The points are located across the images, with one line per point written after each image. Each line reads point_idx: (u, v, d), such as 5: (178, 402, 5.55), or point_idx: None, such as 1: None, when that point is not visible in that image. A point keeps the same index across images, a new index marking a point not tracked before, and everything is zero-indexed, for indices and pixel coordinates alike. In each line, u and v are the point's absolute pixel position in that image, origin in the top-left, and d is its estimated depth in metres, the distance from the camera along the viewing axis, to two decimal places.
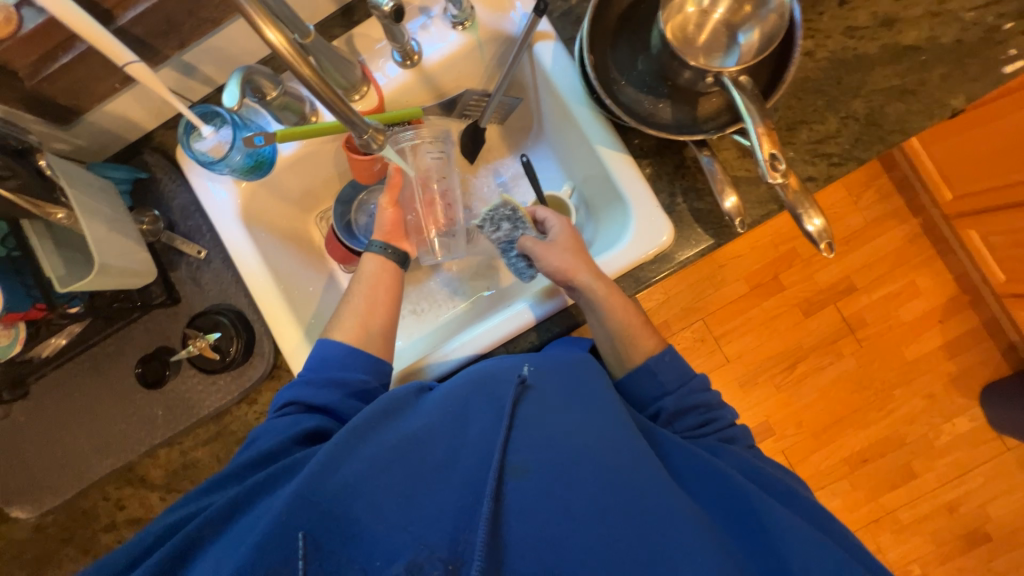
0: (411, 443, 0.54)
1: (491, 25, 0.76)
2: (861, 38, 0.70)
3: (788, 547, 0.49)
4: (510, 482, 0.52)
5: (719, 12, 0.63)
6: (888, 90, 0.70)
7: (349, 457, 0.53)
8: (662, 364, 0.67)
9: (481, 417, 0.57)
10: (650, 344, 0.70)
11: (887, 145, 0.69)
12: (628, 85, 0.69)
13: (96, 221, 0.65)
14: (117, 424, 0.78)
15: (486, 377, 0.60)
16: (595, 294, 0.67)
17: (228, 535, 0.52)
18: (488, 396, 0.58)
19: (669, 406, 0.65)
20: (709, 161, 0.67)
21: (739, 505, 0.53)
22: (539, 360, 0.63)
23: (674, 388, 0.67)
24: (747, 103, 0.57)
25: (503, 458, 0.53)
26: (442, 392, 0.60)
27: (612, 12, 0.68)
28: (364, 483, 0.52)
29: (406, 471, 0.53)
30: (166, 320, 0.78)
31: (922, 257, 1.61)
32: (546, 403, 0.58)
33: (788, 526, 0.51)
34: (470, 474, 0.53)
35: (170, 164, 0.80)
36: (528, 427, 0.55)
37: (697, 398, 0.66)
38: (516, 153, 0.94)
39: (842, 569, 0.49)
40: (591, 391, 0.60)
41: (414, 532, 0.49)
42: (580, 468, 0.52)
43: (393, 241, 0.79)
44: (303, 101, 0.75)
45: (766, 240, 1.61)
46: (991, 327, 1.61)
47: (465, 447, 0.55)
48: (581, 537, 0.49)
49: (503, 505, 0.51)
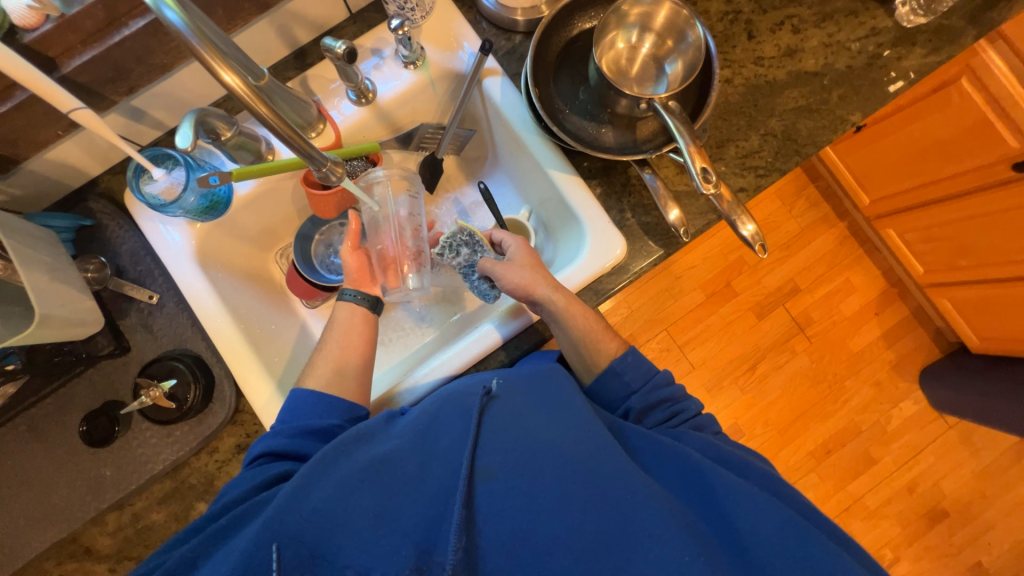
0: (382, 461, 0.55)
1: (441, 63, 0.80)
2: (770, 66, 0.80)
3: (741, 512, 0.52)
4: (478, 484, 0.53)
5: (646, 47, 0.71)
6: (797, 110, 0.79)
7: (321, 479, 0.54)
8: (625, 364, 0.70)
9: (452, 429, 0.58)
10: (612, 347, 0.73)
11: (803, 157, 0.78)
12: (572, 114, 0.75)
13: (36, 272, 0.62)
14: (59, 491, 0.71)
15: (457, 391, 0.62)
16: (556, 306, 0.70)
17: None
18: (457, 407, 0.60)
19: (637, 404, 0.68)
20: (651, 178, 0.73)
21: (696, 482, 0.56)
22: (506, 373, 0.66)
23: (639, 385, 0.69)
24: (678, 125, 0.63)
25: (473, 464, 0.54)
26: (415, 411, 0.62)
27: (552, 50, 0.75)
28: (335, 503, 0.52)
29: (378, 487, 0.53)
30: (115, 371, 0.74)
31: (853, 256, 1.77)
32: (515, 409, 0.60)
33: (745, 498, 0.53)
34: (442, 484, 0.54)
35: (117, 209, 0.78)
36: (495, 432, 0.57)
37: (661, 392, 0.69)
38: (475, 182, 0.98)
39: (798, 534, 0.51)
40: (556, 393, 0.63)
41: (387, 544, 0.50)
42: (547, 463, 0.54)
43: (363, 286, 0.78)
44: (258, 140, 0.76)
45: (715, 250, 1.72)
46: (920, 315, 1.77)
47: (436, 459, 0.56)
48: (547, 528, 0.50)
49: (473, 507, 0.52)
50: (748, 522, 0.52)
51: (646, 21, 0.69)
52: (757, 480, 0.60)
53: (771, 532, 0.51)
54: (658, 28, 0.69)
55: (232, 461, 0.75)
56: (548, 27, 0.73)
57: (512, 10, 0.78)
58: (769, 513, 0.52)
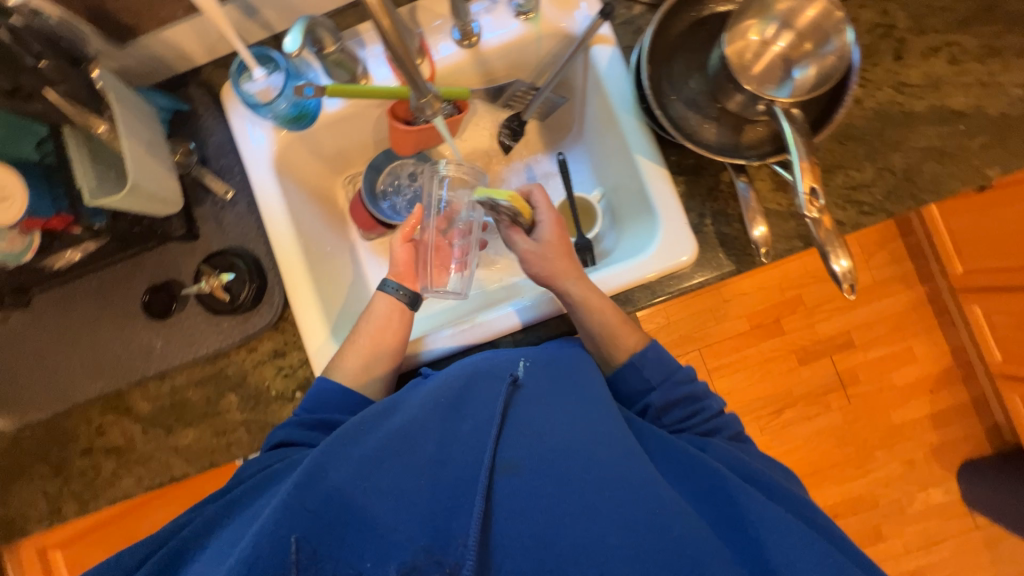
0: (404, 435, 0.54)
1: (553, 19, 0.76)
2: (909, 95, 0.72)
3: (766, 531, 0.50)
4: (500, 477, 0.53)
5: (780, 46, 0.64)
6: (927, 150, 0.71)
7: (342, 454, 0.53)
8: (647, 359, 0.69)
9: (473, 414, 0.57)
10: (632, 342, 0.70)
11: (917, 204, 0.70)
12: (677, 100, 0.70)
13: (135, 142, 0.66)
14: (114, 348, 0.77)
15: (479, 375, 0.61)
16: (577, 296, 0.70)
17: (212, 545, 0.52)
18: (481, 392, 0.59)
19: (656, 400, 0.67)
20: (744, 186, 0.69)
21: (717, 495, 0.55)
22: (531, 359, 0.65)
23: (658, 382, 0.68)
24: (794, 134, 0.58)
25: (495, 455, 0.54)
26: (434, 386, 0.61)
27: (675, 28, 0.69)
28: (358, 481, 0.51)
29: (399, 472, 0.52)
30: (180, 254, 0.78)
31: (923, 325, 1.63)
32: (539, 402, 0.59)
33: (768, 513, 0.52)
34: (464, 470, 0.53)
35: (213, 101, 0.80)
36: (517, 422, 0.57)
37: (680, 390, 0.68)
38: (552, 152, 0.95)
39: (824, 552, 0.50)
40: (582, 390, 0.61)
41: (405, 533, 0.49)
42: (571, 465, 0.53)
43: (406, 280, 0.78)
44: (357, 62, 0.75)
45: (774, 281, 1.62)
46: (979, 405, 1.63)
47: (457, 441, 0.55)
48: (570, 534, 0.49)
49: (493, 501, 0.52)
50: (771, 540, 0.50)
51: (788, 17, 0.63)
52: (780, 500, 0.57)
53: (794, 554, 0.49)
54: (799, 26, 0.63)
55: (267, 364, 0.78)
56: (676, 3, 0.68)
57: None
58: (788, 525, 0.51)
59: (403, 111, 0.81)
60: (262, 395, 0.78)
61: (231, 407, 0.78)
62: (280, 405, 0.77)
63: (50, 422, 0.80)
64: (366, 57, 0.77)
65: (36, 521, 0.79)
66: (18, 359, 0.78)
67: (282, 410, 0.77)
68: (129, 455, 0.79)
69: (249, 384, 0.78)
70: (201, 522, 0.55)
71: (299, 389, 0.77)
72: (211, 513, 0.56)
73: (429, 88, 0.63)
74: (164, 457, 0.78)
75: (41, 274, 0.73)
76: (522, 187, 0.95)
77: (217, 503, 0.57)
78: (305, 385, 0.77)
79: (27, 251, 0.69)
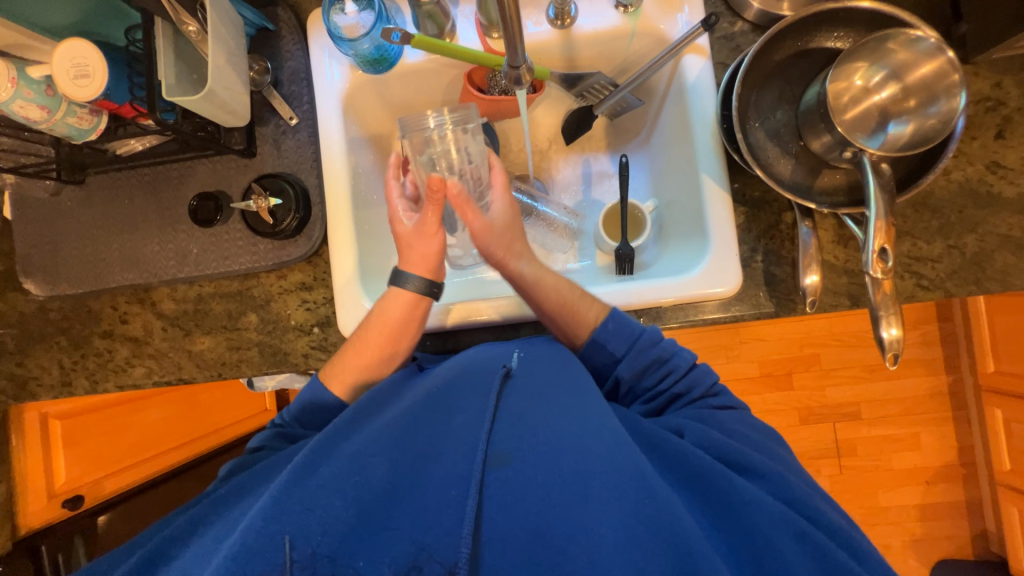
0: (397, 425, 0.56)
1: (651, 18, 0.75)
2: (1001, 178, 0.68)
3: (759, 524, 0.49)
4: (492, 473, 0.53)
5: (882, 95, 0.62)
6: (1005, 238, 0.68)
7: (334, 449, 0.54)
8: (608, 333, 0.66)
9: (469, 407, 0.59)
10: (591, 315, 0.68)
11: (978, 290, 0.68)
12: (761, 129, 0.67)
13: (219, 49, 0.66)
14: (152, 243, 0.79)
15: (470, 371, 0.63)
16: (531, 272, 0.70)
17: (191, 547, 0.53)
18: (475, 385, 0.61)
19: (625, 372, 0.66)
20: (807, 233, 0.67)
21: (706, 484, 0.53)
22: (524, 354, 0.67)
23: (624, 352, 0.66)
24: (876, 189, 0.56)
25: (488, 447, 0.54)
26: (430, 382, 0.63)
27: (777, 54, 0.66)
28: (351, 471, 0.51)
29: (392, 467, 0.52)
30: (234, 168, 0.79)
31: (937, 415, 1.58)
32: (530, 397, 0.60)
33: (760, 499, 0.51)
34: (462, 464, 0.54)
35: (298, 25, 0.80)
36: (508, 416, 0.58)
37: (648, 355, 0.65)
38: (615, 153, 0.92)
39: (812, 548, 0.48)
40: (576, 385, 0.62)
41: (400, 532, 0.49)
42: (566, 460, 0.53)
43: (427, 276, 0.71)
44: (447, 18, 0.74)
45: (796, 335, 1.58)
46: (972, 507, 1.59)
47: (449, 436, 0.56)
48: (563, 534, 0.49)
49: (485, 496, 0.52)
50: (764, 535, 0.48)
51: (902, 68, 0.59)
52: (777, 486, 0.53)
53: (784, 544, 0.48)
54: (909, 81, 0.60)
55: (292, 294, 0.79)
56: (786, 28, 0.65)
57: None
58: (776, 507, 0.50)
59: (479, 78, 0.80)
60: (282, 322, 0.79)
61: (249, 326, 0.80)
62: (296, 336, 0.79)
63: (75, 299, 0.83)
64: (457, 15, 0.77)
65: (47, 388, 0.82)
66: (61, 232, 0.80)
67: (297, 341, 0.79)
68: (144, 347, 0.81)
69: (271, 309, 0.79)
70: (180, 524, 0.56)
71: (318, 325, 0.79)
72: (196, 513, 0.57)
73: (526, 61, 0.59)
74: (177, 357, 0.81)
75: (105, 156, 0.77)
76: (575, 181, 0.93)
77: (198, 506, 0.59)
78: (325, 322, 0.79)
79: (93, 132, 0.71)
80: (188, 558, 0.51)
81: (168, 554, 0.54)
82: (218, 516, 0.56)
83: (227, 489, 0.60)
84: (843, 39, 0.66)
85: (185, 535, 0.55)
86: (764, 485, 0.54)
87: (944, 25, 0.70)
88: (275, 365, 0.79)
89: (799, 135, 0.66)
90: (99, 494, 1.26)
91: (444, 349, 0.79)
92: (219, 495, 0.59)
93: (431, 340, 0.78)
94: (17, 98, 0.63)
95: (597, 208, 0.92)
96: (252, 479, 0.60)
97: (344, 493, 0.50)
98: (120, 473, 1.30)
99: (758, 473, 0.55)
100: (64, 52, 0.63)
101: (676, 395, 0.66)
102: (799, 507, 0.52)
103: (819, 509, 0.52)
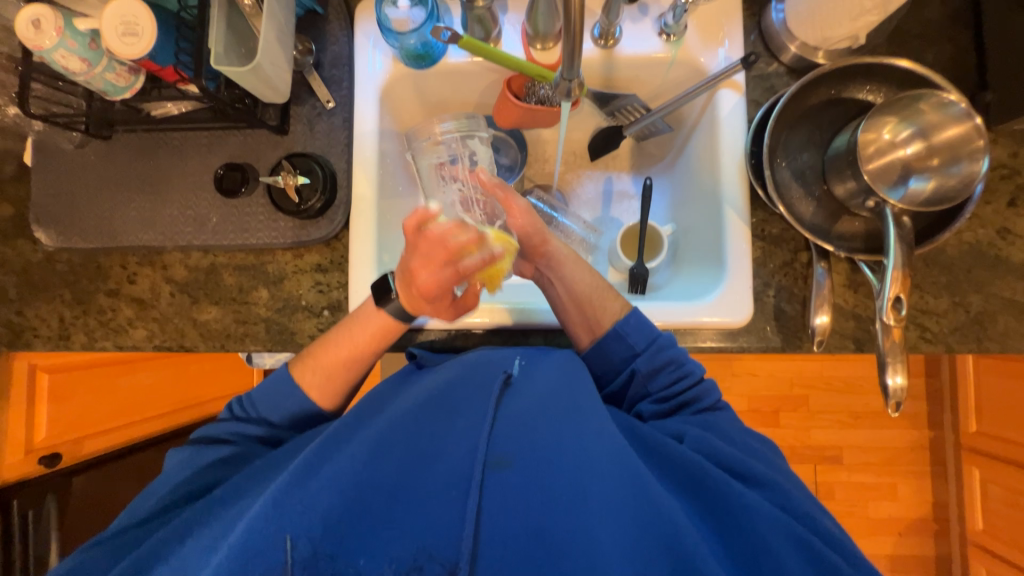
0: (394, 428, 0.57)
1: (692, 50, 0.77)
2: (1009, 244, 0.70)
3: (760, 532, 0.51)
4: (492, 473, 0.53)
5: (906, 151, 0.64)
6: (1008, 301, 0.70)
7: (335, 450, 0.55)
8: (630, 327, 0.67)
9: (471, 408, 0.59)
10: (615, 308, 0.70)
11: (978, 348, 0.70)
12: (787, 170, 0.69)
13: (270, 26, 0.67)
14: (172, 206, 0.79)
15: (474, 369, 0.64)
16: (563, 258, 0.72)
17: (191, 542, 0.53)
18: (476, 386, 0.62)
19: (643, 367, 0.66)
20: (822, 273, 0.70)
21: (709, 493, 0.55)
22: (528, 358, 0.68)
23: (643, 348, 0.67)
24: (896, 240, 0.58)
25: (488, 452, 0.55)
26: (431, 382, 0.63)
27: (811, 98, 0.69)
28: (352, 471, 0.52)
29: (392, 469, 0.53)
30: (264, 143, 0.79)
31: (915, 468, 1.60)
32: (527, 399, 0.60)
33: (758, 504, 0.53)
34: (462, 469, 0.54)
35: (345, 11, 0.81)
36: (507, 419, 0.58)
37: (666, 356, 0.66)
38: (640, 175, 0.94)
39: (806, 548, 0.50)
40: (577, 390, 0.62)
41: (402, 533, 0.50)
42: (566, 466, 0.54)
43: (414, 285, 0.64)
44: (495, 24, 0.76)
45: (787, 374, 1.60)
46: (940, 563, 1.62)
47: (449, 437, 0.57)
48: (563, 538, 0.50)
49: (486, 497, 0.52)
50: (763, 543, 0.50)
51: (929, 128, 0.62)
52: (775, 496, 0.55)
53: (781, 549, 0.50)
54: (934, 141, 0.62)
55: (307, 274, 0.79)
56: (820, 76, 0.67)
57: (793, 37, 0.73)
58: (774, 513, 0.52)
59: (517, 86, 0.80)
60: (293, 302, 0.79)
61: (259, 302, 0.79)
62: (305, 317, 0.78)
63: (84, 254, 0.82)
64: (504, 22, 0.78)
65: (43, 340, 0.81)
66: (81, 186, 0.80)
67: (305, 322, 0.78)
68: (150, 310, 0.81)
69: (284, 288, 0.79)
70: (184, 518, 0.56)
71: (328, 309, 0.78)
72: (190, 514, 0.57)
73: (578, 75, 0.61)
74: (181, 324, 0.80)
75: (137, 116, 0.77)
76: (595, 197, 0.94)
77: (197, 504, 0.58)
78: (336, 306, 0.78)
79: (128, 90, 0.71)
80: (187, 553, 0.52)
81: (163, 550, 0.53)
82: (215, 518, 0.55)
83: (219, 492, 0.58)
84: (875, 93, 0.68)
85: (178, 537, 0.55)
86: (765, 493, 0.56)
87: (970, 91, 0.73)
88: (280, 343, 0.78)
89: (823, 179, 0.68)
90: (76, 454, 1.24)
91: (451, 347, 0.79)
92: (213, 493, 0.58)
93: (439, 336, 0.78)
94: (60, 48, 0.63)
95: (615, 226, 0.93)
96: (245, 481, 0.59)
97: (344, 492, 0.51)
98: (99, 436, 1.29)
99: (759, 481, 0.56)
100: (116, 8, 0.63)
101: (683, 403, 0.66)
102: (796, 515, 0.54)
103: (817, 518, 0.54)
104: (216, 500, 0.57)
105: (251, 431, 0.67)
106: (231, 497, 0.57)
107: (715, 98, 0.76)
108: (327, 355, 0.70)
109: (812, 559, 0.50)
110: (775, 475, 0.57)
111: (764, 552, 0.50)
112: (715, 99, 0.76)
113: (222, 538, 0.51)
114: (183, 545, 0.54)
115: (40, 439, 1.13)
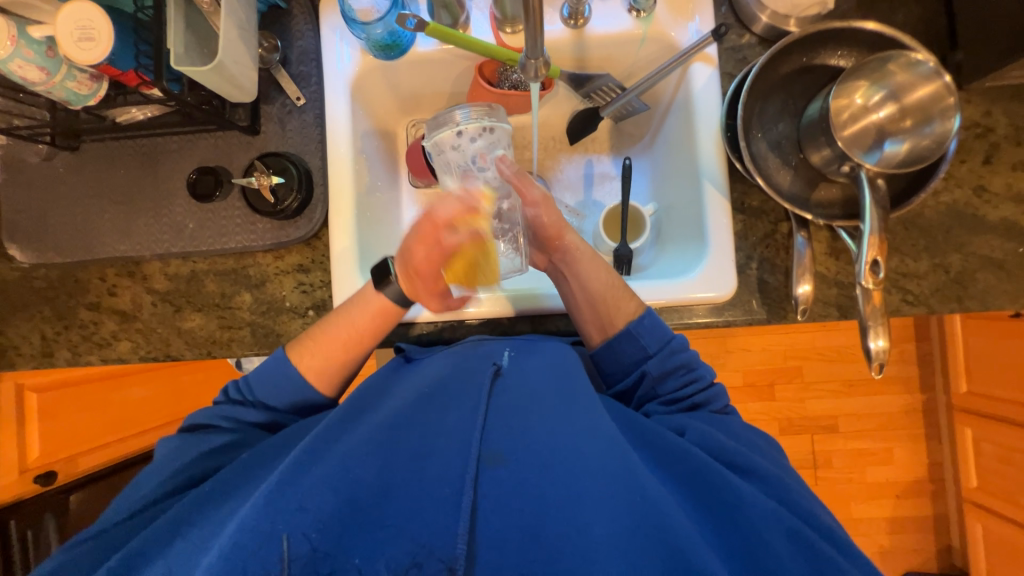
0: (389, 427, 0.57)
1: (664, 25, 0.76)
2: (986, 202, 0.71)
3: (753, 521, 0.52)
4: (486, 470, 0.54)
5: (880, 115, 0.64)
6: (986, 259, 0.71)
7: (326, 450, 0.55)
8: (643, 328, 0.67)
9: (462, 403, 0.60)
10: (631, 307, 0.69)
11: (958, 308, 0.71)
12: (763, 141, 0.69)
13: (231, 21, 0.66)
14: (147, 212, 0.78)
15: (466, 364, 0.65)
16: (579, 255, 0.72)
17: (176, 546, 0.52)
18: (469, 381, 0.62)
19: (654, 369, 0.67)
20: (803, 243, 0.69)
21: (706, 484, 0.55)
22: (518, 352, 0.69)
23: (656, 350, 0.67)
24: (872, 204, 0.58)
25: (482, 448, 0.55)
26: (425, 380, 0.64)
27: (783, 67, 0.68)
28: (344, 467, 0.52)
29: (386, 466, 0.54)
30: (236, 144, 0.78)
31: (910, 431, 1.63)
32: (518, 393, 0.61)
33: (750, 493, 0.54)
34: (457, 463, 0.54)
35: (310, 5, 0.79)
36: (499, 413, 0.59)
37: (678, 359, 0.67)
38: (620, 156, 0.93)
39: (793, 535, 0.51)
40: (569, 383, 0.62)
41: (397, 533, 0.50)
42: (561, 465, 0.54)
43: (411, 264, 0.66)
44: (463, 9, 0.75)
45: (781, 346, 1.61)
46: (938, 523, 1.65)
47: (442, 434, 0.57)
48: (559, 532, 0.50)
49: (481, 493, 0.52)
50: (759, 537, 0.51)
51: (901, 89, 0.61)
52: (773, 489, 0.56)
53: (774, 539, 0.51)
54: (906, 102, 0.62)
55: (290, 276, 0.79)
56: (792, 43, 0.67)
57: (763, 8, 0.73)
58: (766, 504, 0.53)
59: (490, 71, 0.80)
60: (276, 303, 0.78)
61: (243, 306, 0.79)
62: (290, 318, 0.78)
63: (60, 267, 0.80)
64: (472, 7, 0.77)
65: (26, 358, 0.80)
66: (51, 199, 0.78)
67: (291, 323, 0.78)
68: (132, 321, 0.80)
69: (266, 290, 0.78)
70: (170, 518, 0.55)
71: (312, 308, 0.78)
72: (179, 512, 0.56)
73: (544, 53, 0.60)
74: (165, 333, 0.79)
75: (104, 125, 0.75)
76: (576, 180, 0.94)
77: (186, 504, 0.57)
78: (320, 305, 0.78)
79: (92, 99, 0.69)
80: (175, 555, 0.51)
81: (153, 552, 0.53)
82: (208, 509, 0.56)
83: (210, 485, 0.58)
84: (847, 58, 0.68)
85: (166, 540, 0.54)
86: (763, 486, 0.56)
87: (940, 53, 0.73)
88: (267, 346, 0.78)
89: (799, 148, 0.68)
90: (73, 472, 1.26)
91: (438, 339, 0.79)
92: (200, 495, 0.57)
93: (426, 331, 0.78)
94: (16, 57, 0.62)
95: (598, 209, 0.92)
96: (234, 477, 0.59)
97: (337, 489, 0.51)
98: (95, 452, 1.29)
99: (751, 471, 0.57)
100: (69, 13, 0.62)
101: (693, 405, 0.67)
102: (790, 506, 0.55)
103: (803, 506, 0.55)
104: (203, 502, 0.57)
105: (245, 422, 0.67)
106: (218, 495, 0.57)
107: (691, 73, 0.75)
108: (310, 353, 0.69)
109: (803, 548, 0.51)
110: (773, 469, 0.58)
111: (757, 543, 0.50)
112: (691, 74, 0.76)
113: (213, 537, 0.51)
114: (167, 552, 0.52)
115: (33, 459, 1.15)
